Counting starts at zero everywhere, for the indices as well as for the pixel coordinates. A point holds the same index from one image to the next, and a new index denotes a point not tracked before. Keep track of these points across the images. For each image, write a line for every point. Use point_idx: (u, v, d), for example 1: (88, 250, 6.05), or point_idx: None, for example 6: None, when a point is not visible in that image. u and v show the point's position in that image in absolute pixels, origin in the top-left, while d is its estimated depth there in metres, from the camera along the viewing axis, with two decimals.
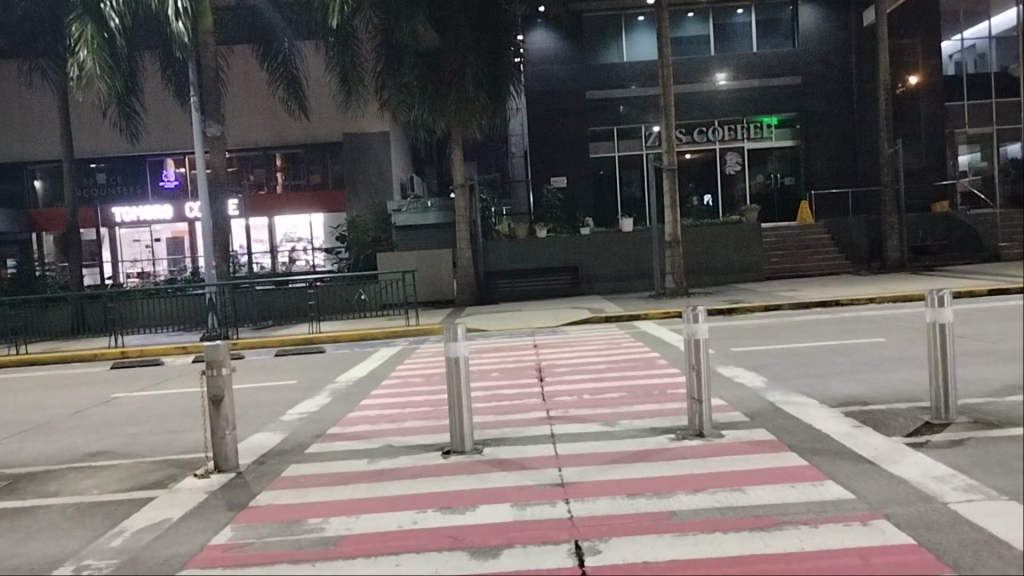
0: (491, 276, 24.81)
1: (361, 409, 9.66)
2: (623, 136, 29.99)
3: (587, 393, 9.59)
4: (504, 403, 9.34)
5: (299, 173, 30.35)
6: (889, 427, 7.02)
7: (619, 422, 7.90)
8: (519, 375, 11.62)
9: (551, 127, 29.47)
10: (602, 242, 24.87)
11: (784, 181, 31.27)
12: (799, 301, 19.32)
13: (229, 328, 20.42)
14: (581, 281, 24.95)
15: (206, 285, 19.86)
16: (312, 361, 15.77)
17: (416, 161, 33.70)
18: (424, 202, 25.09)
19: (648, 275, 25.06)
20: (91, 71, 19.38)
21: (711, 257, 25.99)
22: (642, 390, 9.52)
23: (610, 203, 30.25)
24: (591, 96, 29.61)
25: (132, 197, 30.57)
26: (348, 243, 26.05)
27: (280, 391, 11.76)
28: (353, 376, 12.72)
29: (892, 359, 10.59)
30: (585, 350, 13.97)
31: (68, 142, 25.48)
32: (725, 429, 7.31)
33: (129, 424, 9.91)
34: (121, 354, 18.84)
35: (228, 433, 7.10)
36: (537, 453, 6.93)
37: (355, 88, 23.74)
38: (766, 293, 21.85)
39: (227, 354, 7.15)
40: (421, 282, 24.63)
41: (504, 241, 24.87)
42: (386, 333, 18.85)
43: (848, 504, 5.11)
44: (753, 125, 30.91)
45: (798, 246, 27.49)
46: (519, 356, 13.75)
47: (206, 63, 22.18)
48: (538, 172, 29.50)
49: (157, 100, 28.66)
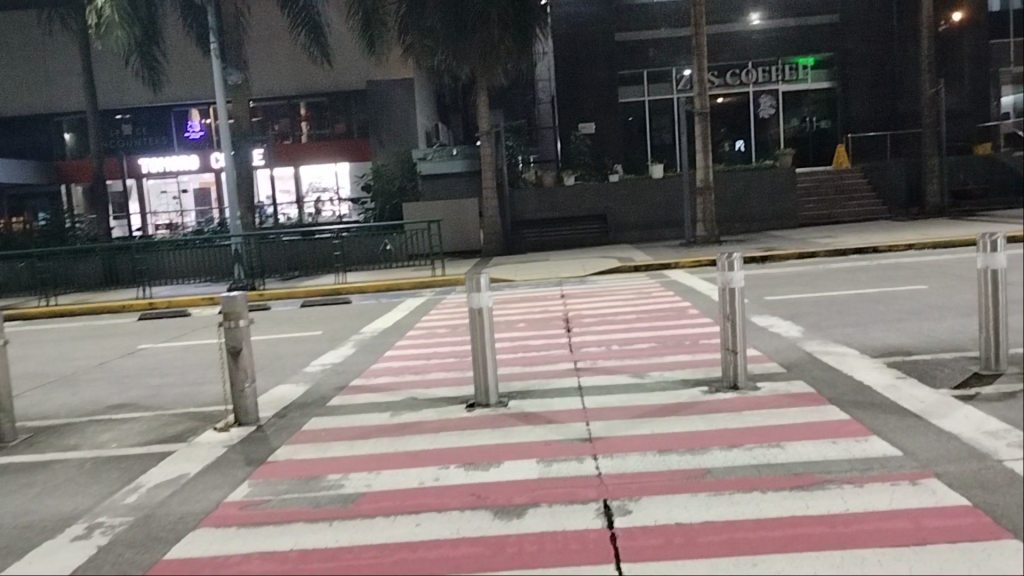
0: (519, 226, 24.42)
1: (384, 360, 9.48)
2: (653, 80, 29.19)
3: (616, 344, 9.32)
4: (530, 354, 9.10)
5: (324, 122, 29.96)
6: (935, 379, 6.66)
7: (649, 374, 7.63)
8: (546, 325, 11.37)
9: (579, 71, 28.69)
10: (632, 190, 24.32)
11: (819, 125, 30.31)
12: (835, 248, 18.76)
13: (255, 279, 20.36)
14: (610, 230, 24.50)
15: (231, 236, 19.78)
16: (338, 312, 15.63)
17: (442, 110, 33.11)
18: (449, 149, 24.71)
19: (679, 224, 24.53)
20: (110, 19, 19.02)
21: (744, 204, 25.36)
22: (672, 341, 9.22)
23: (640, 150, 29.57)
24: (620, 39, 28.79)
25: (159, 148, 30.48)
26: (373, 193, 25.79)
27: (305, 342, 11.61)
28: (377, 327, 12.55)
29: (936, 308, 10.13)
30: (613, 300, 13.65)
31: (91, 92, 25.32)
32: (760, 380, 7.00)
33: (153, 376, 9.83)
34: (149, 306, 18.90)
35: (247, 385, 6.96)
36: (564, 406, 6.68)
37: (377, 33, 23.16)
38: (801, 240, 21.26)
39: (244, 305, 6.99)
40: (448, 232, 24.29)
41: (531, 189, 24.39)
42: (411, 284, 18.64)
43: (895, 462, 4.80)
44: (789, 67, 29.93)
45: (833, 192, 26.72)
46: (545, 306, 13.49)
47: (226, 9, 21.79)
48: (564, 120, 28.87)
49: (179, 49, 28.33)
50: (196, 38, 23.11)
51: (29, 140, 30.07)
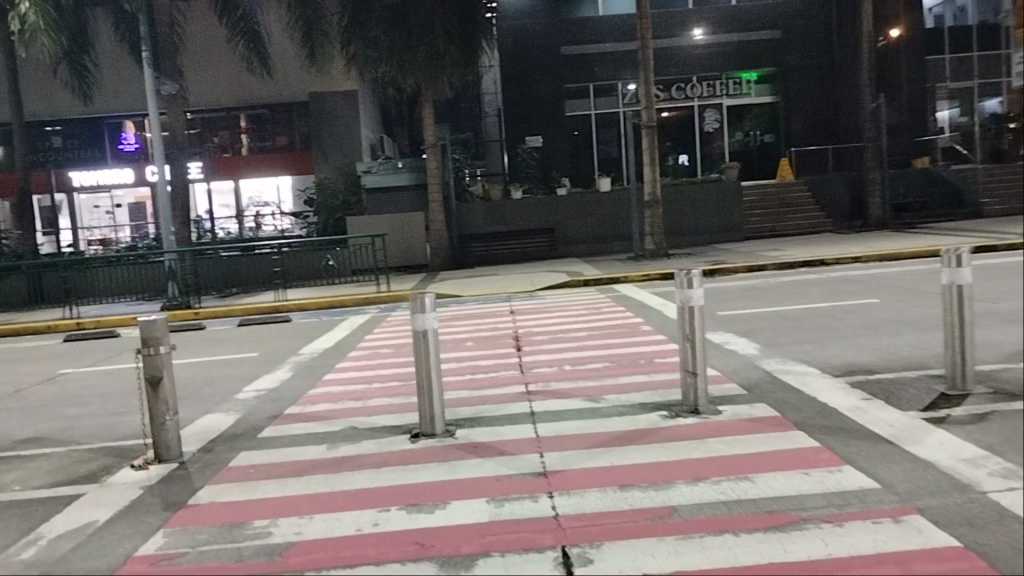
0: (465, 240, 23.96)
1: (324, 385, 8.88)
2: (600, 94, 29.07)
3: (569, 364, 8.90)
4: (479, 376, 8.61)
5: (264, 135, 29.01)
6: (902, 400, 6.40)
7: (605, 397, 7.22)
8: (495, 344, 10.90)
9: (525, 84, 28.42)
10: (580, 203, 24.08)
11: (763, 139, 30.63)
12: (784, 261, 18.75)
13: (190, 297, 19.43)
14: (558, 244, 24.19)
15: (164, 252, 18.85)
16: (277, 331, 14.91)
17: (386, 121, 32.48)
18: (394, 162, 24.12)
19: (627, 237, 24.37)
20: (34, 24, 17.91)
21: (692, 217, 25.37)
22: (627, 360, 8.83)
23: (587, 163, 29.40)
24: (567, 52, 28.59)
25: (90, 160, 29.19)
26: (315, 207, 25.02)
27: (239, 366, 10.91)
28: (318, 347, 11.90)
29: (891, 322, 9.99)
30: (564, 316, 13.27)
31: (16, 103, 24.08)
32: (722, 404, 6.65)
33: (69, 405, 9.04)
34: (75, 326, 17.85)
35: (168, 418, 6.33)
36: (515, 435, 6.22)
37: (318, 43, 22.49)
38: (749, 253, 21.26)
39: (165, 331, 6.37)
40: (395, 246, 23.68)
41: (478, 202, 23.96)
42: (355, 301, 18.00)
43: (873, 497, 4.47)
44: (733, 82, 30.17)
45: (778, 205, 26.91)
46: (494, 323, 13.02)
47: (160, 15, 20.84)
48: (510, 133, 28.55)
49: (110, 57, 27.12)
50: (129, 47, 22.10)
51: None
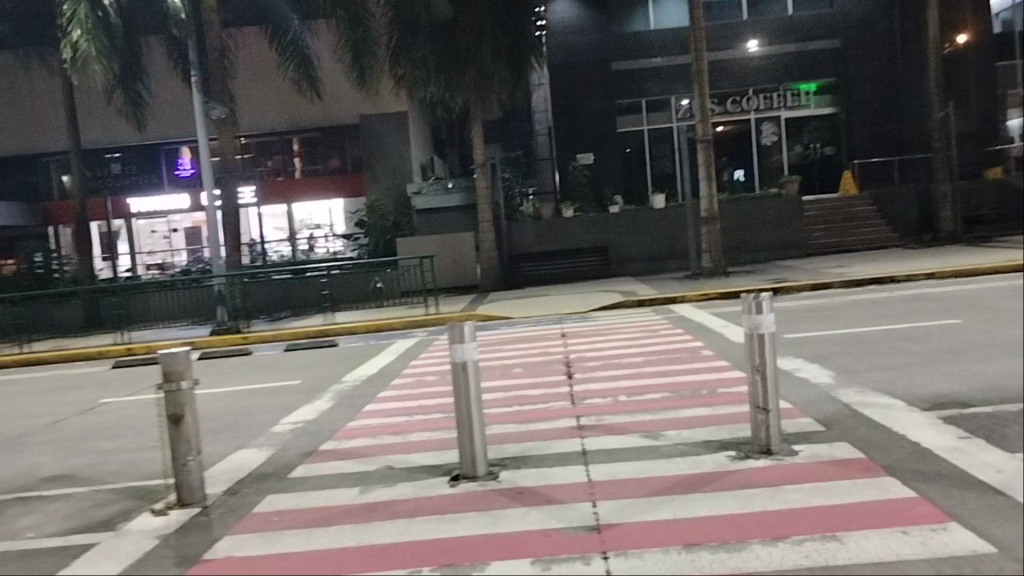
0: (516, 259, 23.47)
1: (362, 417, 8.40)
2: (652, 109, 28.40)
3: (623, 394, 8.24)
4: (526, 407, 8.03)
5: (316, 158, 29.15)
6: (1005, 438, 5.62)
7: (664, 433, 6.56)
8: (544, 370, 10.31)
9: (576, 101, 27.93)
10: (634, 221, 23.41)
11: (824, 151, 29.52)
12: (851, 278, 17.75)
13: (239, 321, 19.30)
14: (611, 262, 23.52)
15: (213, 276, 18.76)
16: (323, 357, 14.56)
17: (437, 143, 32.29)
18: (444, 183, 23.82)
19: (683, 255, 23.56)
20: (85, 52, 18.26)
21: (751, 233, 24.46)
22: (687, 389, 8.14)
23: (640, 180, 28.68)
24: (618, 68, 28.05)
25: (147, 187, 29.61)
26: (365, 229, 24.85)
27: (280, 395, 10.50)
28: (361, 375, 11.45)
29: (979, 345, 9.09)
30: (617, 339, 12.60)
31: (74, 132, 24.53)
32: (797, 443, 5.94)
33: (103, 439, 8.72)
34: (126, 351, 17.84)
35: (190, 458, 5.89)
36: (565, 478, 5.62)
37: (367, 64, 21.95)
38: (813, 270, 20.28)
39: (188, 364, 5.97)
40: (444, 267, 23.27)
41: (530, 221, 23.45)
42: (403, 324, 17.62)
43: (990, 564, 3.76)
44: (790, 93, 29.22)
45: (842, 219, 25.81)
46: (544, 347, 12.43)
47: (210, 41, 20.98)
48: (561, 150, 28.04)
49: (166, 85, 27.53)
50: (182, 75, 22.36)
51: (13, 181, 29.10)
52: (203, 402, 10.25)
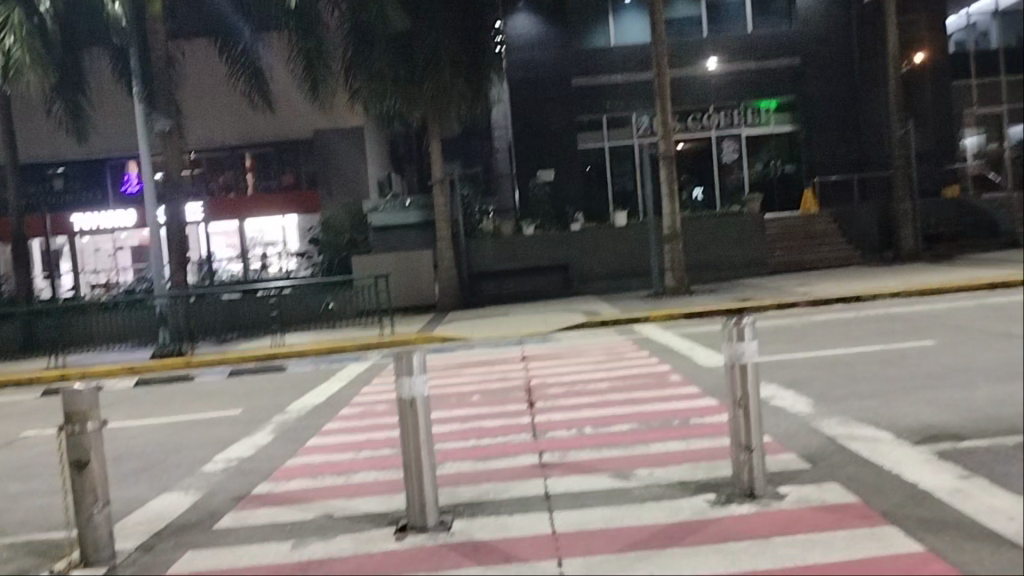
0: (475, 277, 22.83)
1: (304, 453, 7.65)
2: (613, 125, 28.13)
3: (589, 425, 7.63)
4: (485, 441, 7.37)
5: (270, 173, 28.23)
6: (1008, 478, 5.13)
7: (637, 472, 5.95)
8: (504, 397, 9.66)
9: (536, 117, 27.49)
10: (595, 238, 22.95)
11: (784, 169, 29.46)
12: (816, 297, 17.45)
13: (184, 343, 18.28)
14: (573, 281, 23.01)
15: (155, 296, 17.76)
16: (270, 382, 13.72)
17: (394, 159, 31.59)
18: (401, 200, 23.14)
19: (646, 273, 23.15)
20: (19, 60, 17.28)
21: (713, 251, 24.20)
22: (658, 419, 7.56)
23: (602, 198, 28.29)
24: (578, 84, 27.70)
25: (92, 203, 28.38)
26: (320, 246, 24.01)
27: (218, 427, 9.67)
28: (308, 403, 10.67)
29: (958, 369, 8.67)
30: (581, 362, 12.01)
31: (10, 145, 23.30)
32: (783, 484, 5.37)
33: (14, 480, 7.82)
34: (60, 376, 16.76)
35: (97, 511, 5.10)
36: (528, 530, 4.97)
37: (320, 76, 21.14)
38: (776, 288, 20.00)
39: (96, 404, 5.18)
40: (401, 286, 22.51)
41: (489, 239, 22.85)
42: (356, 346, 16.84)
43: None
44: (751, 110, 29.19)
45: (804, 237, 25.72)
46: (505, 371, 11.79)
47: (155, 51, 20.08)
48: (522, 167, 27.54)
49: (111, 97, 26.41)
50: (126, 86, 21.38)
51: None
52: (133, 437, 9.38)
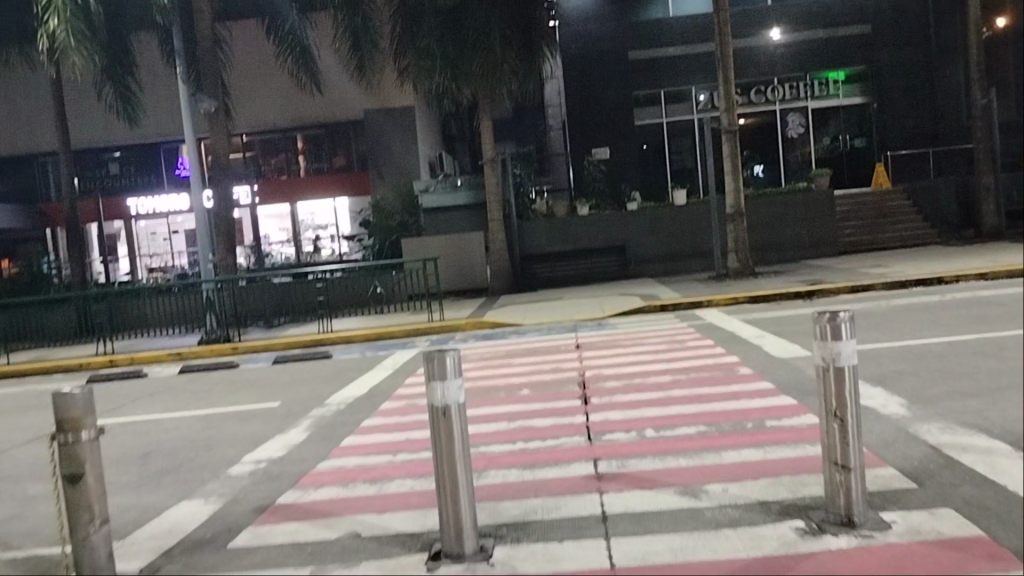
0: (528, 260, 22.08)
1: (337, 455, 7.02)
2: (672, 100, 26.91)
3: (650, 427, 6.83)
4: (533, 444, 6.64)
5: (321, 156, 27.71)
6: None
7: (708, 489, 5.14)
8: (555, 391, 8.91)
9: (590, 93, 26.50)
10: (653, 218, 21.94)
11: (854, 143, 27.86)
12: (892, 279, 16.22)
13: (231, 329, 17.95)
14: (629, 263, 22.09)
15: (202, 282, 17.44)
16: (313, 370, 13.22)
17: (446, 139, 30.97)
18: (453, 179, 22.51)
19: (706, 254, 22.07)
20: (64, 42, 17.08)
21: (779, 231, 22.98)
22: (729, 422, 6.71)
23: (661, 178, 27.10)
24: (634, 57, 26.56)
25: (148, 187, 28.41)
26: (370, 229, 23.53)
27: (253, 422, 9.14)
28: (349, 395, 10.08)
29: None
30: (640, 351, 11.17)
31: (64, 130, 23.36)
32: (886, 510, 4.51)
33: (36, 478, 7.39)
34: (109, 362, 16.63)
35: (93, 530, 4.52)
36: (581, 563, 4.22)
37: (367, 53, 20.65)
38: (847, 270, 18.78)
39: (91, 409, 4.58)
40: (451, 269, 21.90)
41: (542, 220, 22.03)
42: (405, 332, 16.27)
43: None
44: (818, 82, 27.61)
45: (875, 214, 24.26)
46: (557, 361, 11.03)
47: (202, 31, 19.81)
48: (576, 145, 26.60)
49: (161, 80, 26.28)
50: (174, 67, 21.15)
51: (10, 182, 27.98)
52: (166, 432, 8.92)
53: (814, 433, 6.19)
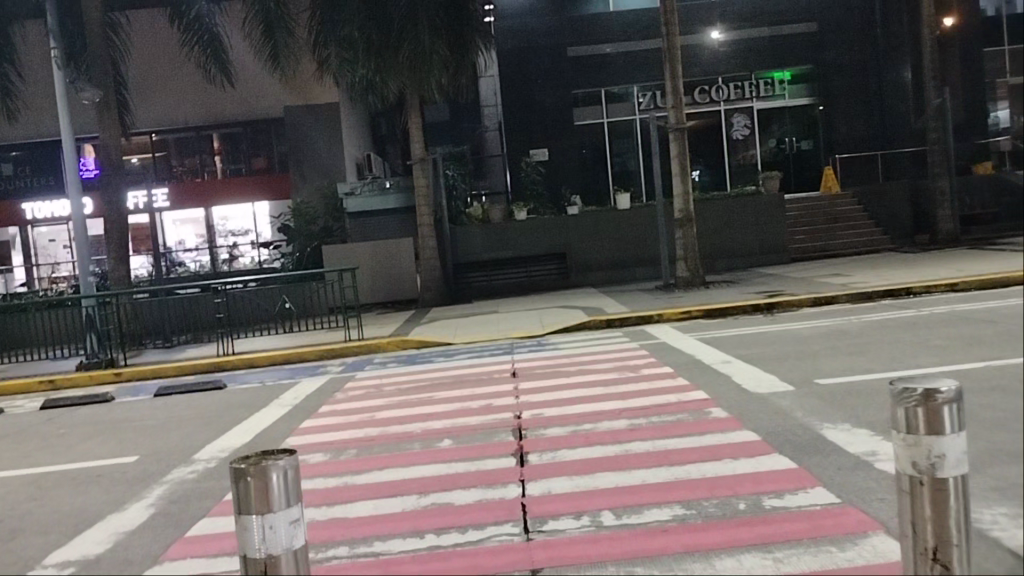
0: (460, 269, 20.21)
1: (175, 559, 5.06)
2: (613, 99, 25.27)
3: (607, 509, 5.07)
4: (447, 542, 4.79)
5: (238, 156, 25.30)
6: None
7: None
8: (482, 441, 7.09)
9: (528, 89, 24.83)
10: (595, 223, 20.30)
11: (801, 145, 26.33)
12: (855, 290, 14.85)
13: (117, 350, 15.51)
14: (570, 272, 20.39)
15: (80, 297, 15.05)
16: (201, 403, 11.09)
17: (374, 138, 28.90)
18: (381, 182, 20.53)
19: (653, 262, 20.50)
20: None
21: (728, 237, 21.65)
22: (713, 504, 4.98)
23: (603, 180, 25.44)
24: (574, 54, 24.92)
25: (44, 190, 25.41)
26: (290, 235, 21.27)
27: (90, 490, 7.03)
28: (227, 444, 8.05)
29: None
30: (584, 381, 9.42)
31: None
32: None
33: None
34: None
35: None
36: None
37: (282, 41, 18.39)
38: (804, 279, 17.45)
39: None
40: (376, 279, 19.83)
41: (476, 226, 20.25)
42: (319, 353, 14.21)
43: None
44: (764, 81, 26.15)
45: (826, 220, 23.15)
46: (488, 394, 9.22)
47: (91, 15, 17.27)
48: (513, 146, 24.84)
49: None
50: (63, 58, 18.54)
51: None
52: None
53: (835, 523, 4.51)
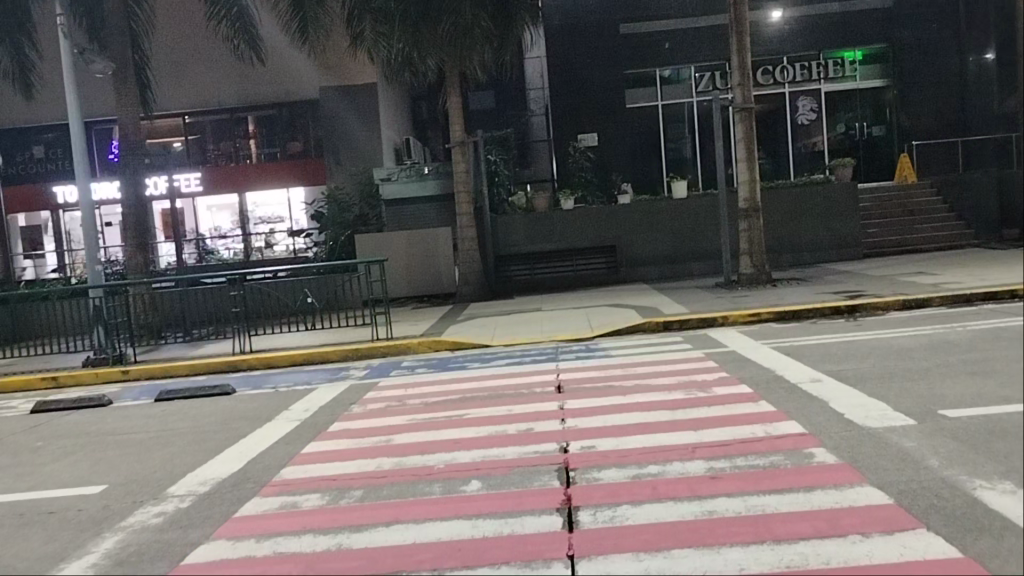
0: (502, 261, 18.72)
1: None
2: (667, 81, 23.45)
3: None
4: None
5: (273, 140, 23.77)
6: None
7: None
8: (518, 485, 5.57)
9: (576, 71, 23.07)
10: (648, 213, 18.58)
11: (870, 132, 24.41)
12: (949, 292, 12.95)
13: (129, 344, 14.26)
14: (621, 266, 18.72)
15: (88, 288, 13.84)
16: (203, 412, 9.76)
17: (413, 122, 27.50)
18: (420, 167, 19.00)
19: (710, 256, 18.71)
20: None
21: (794, 229, 19.77)
22: None
23: (656, 169, 23.55)
24: (626, 31, 23.14)
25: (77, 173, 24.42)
26: (322, 222, 19.94)
27: (29, 533, 5.63)
28: (213, 474, 6.63)
29: None
30: (644, 400, 7.82)
31: None
32: None
33: None
34: None
35: None
36: None
37: (311, 13, 16.91)
38: (884, 278, 15.57)
39: None
40: (411, 270, 18.44)
41: (519, 215, 18.66)
42: (342, 354, 12.83)
43: None
44: (832, 62, 24.23)
45: (903, 211, 21.04)
46: (528, 414, 7.70)
47: None
48: (559, 130, 23.15)
49: None
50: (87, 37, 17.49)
51: None
52: None
53: None
